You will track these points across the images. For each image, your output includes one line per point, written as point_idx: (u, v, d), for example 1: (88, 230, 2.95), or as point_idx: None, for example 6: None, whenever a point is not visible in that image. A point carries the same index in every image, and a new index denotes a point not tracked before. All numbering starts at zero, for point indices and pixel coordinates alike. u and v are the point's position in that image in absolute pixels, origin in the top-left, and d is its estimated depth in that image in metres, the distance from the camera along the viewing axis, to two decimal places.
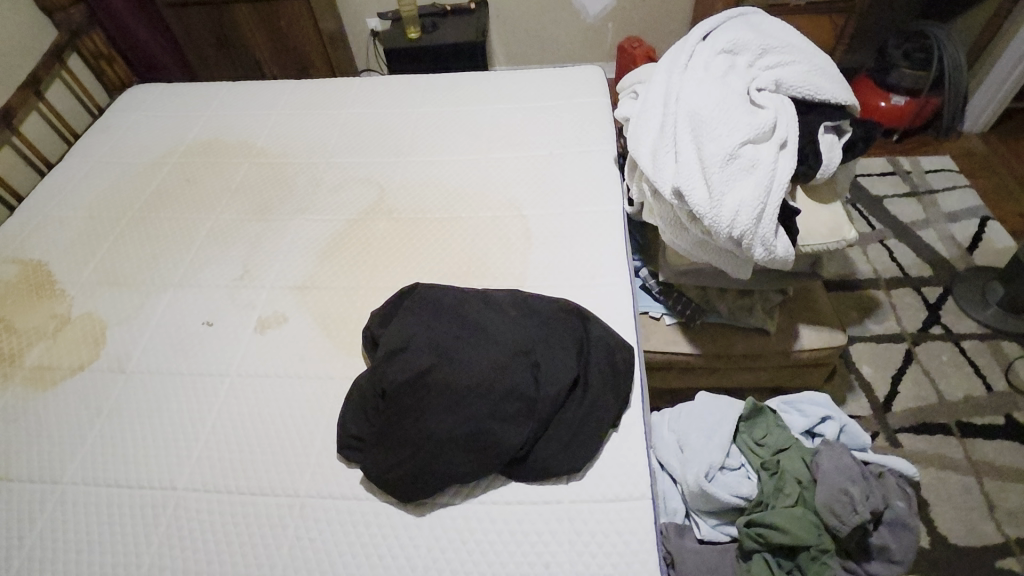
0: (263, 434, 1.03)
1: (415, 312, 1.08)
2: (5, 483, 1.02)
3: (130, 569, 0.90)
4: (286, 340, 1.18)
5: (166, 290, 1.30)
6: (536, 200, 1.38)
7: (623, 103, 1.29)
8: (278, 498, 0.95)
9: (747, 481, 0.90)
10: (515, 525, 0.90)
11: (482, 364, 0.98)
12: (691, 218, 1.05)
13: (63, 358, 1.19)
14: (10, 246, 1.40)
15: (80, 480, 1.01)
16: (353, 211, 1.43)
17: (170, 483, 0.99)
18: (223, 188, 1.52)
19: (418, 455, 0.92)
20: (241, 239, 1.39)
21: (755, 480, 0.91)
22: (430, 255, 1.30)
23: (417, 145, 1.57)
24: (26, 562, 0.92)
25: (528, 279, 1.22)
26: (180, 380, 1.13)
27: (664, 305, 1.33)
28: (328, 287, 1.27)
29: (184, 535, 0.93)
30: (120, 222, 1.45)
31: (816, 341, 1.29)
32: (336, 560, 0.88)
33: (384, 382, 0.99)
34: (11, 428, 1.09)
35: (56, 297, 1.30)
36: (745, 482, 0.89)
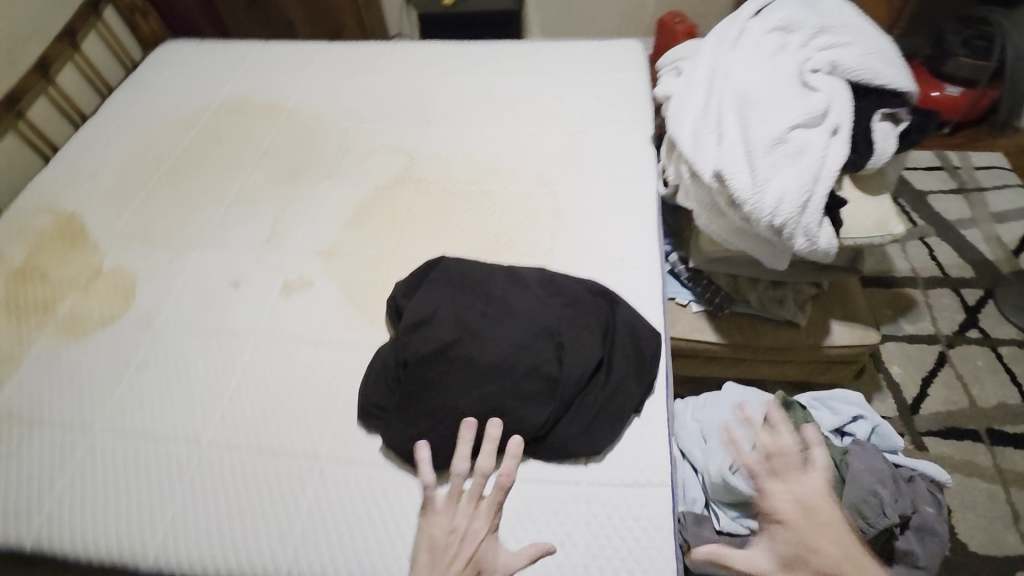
0: (286, 396, 1.04)
1: (442, 285, 1.07)
2: (37, 427, 1.05)
3: (156, 519, 0.93)
4: (311, 304, 1.18)
5: (195, 248, 1.30)
6: (567, 177, 1.35)
7: (665, 79, 1.24)
8: (299, 461, 0.97)
9: None
10: (532, 503, 0.90)
11: (507, 341, 0.97)
12: (730, 204, 1.01)
13: (94, 310, 1.21)
14: (45, 196, 1.42)
15: (109, 429, 1.03)
16: (381, 179, 1.42)
17: (194, 438, 1.01)
18: (253, 149, 1.52)
19: (439, 426, 0.92)
20: (269, 201, 1.39)
21: None
22: (457, 228, 1.28)
23: (448, 115, 1.54)
24: (57, 505, 0.95)
25: (556, 257, 1.20)
26: (207, 339, 1.15)
27: (692, 292, 1.30)
28: (353, 254, 1.26)
29: (208, 490, 0.95)
30: (151, 178, 1.46)
31: (849, 338, 1.25)
32: (354, 524, 0.90)
33: (409, 353, 0.99)
34: (44, 375, 1.11)
35: (88, 249, 1.31)
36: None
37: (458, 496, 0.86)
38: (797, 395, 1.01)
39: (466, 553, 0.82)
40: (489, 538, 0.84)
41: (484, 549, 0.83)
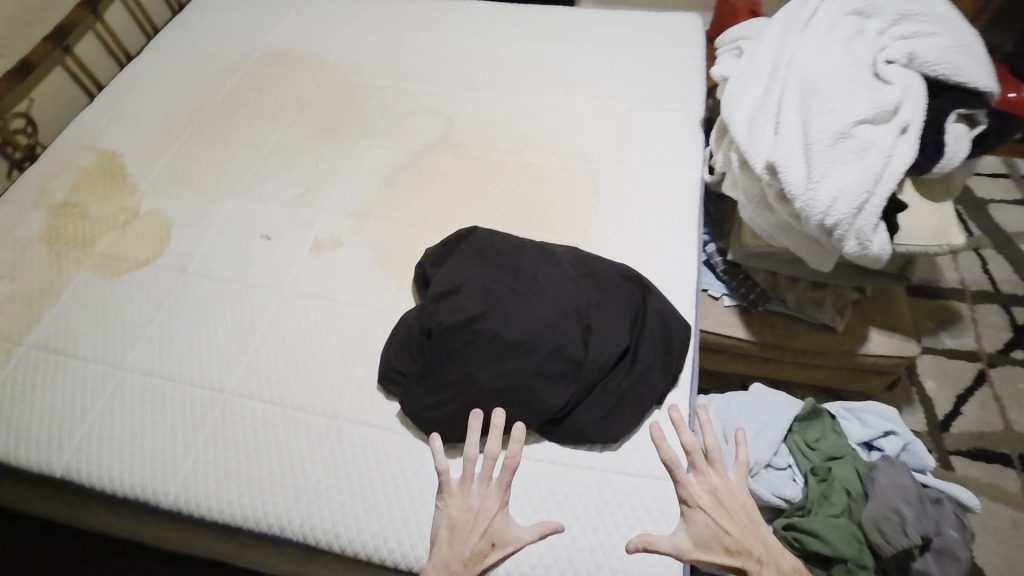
0: (309, 353, 1.05)
1: (472, 257, 1.05)
2: (72, 359, 1.08)
3: (178, 459, 0.96)
4: (340, 264, 1.18)
5: (230, 197, 1.31)
6: (608, 155, 1.30)
7: (724, 59, 1.17)
8: (317, 417, 0.98)
9: (791, 483, 0.87)
10: (543, 483, 0.90)
11: (534, 320, 0.95)
12: (780, 198, 0.96)
13: (129, 251, 1.23)
14: (89, 133, 1.44)
15: (138, 368, 1.06)
16: (418, 141, 1.39)
17: (218, 385, 1.03)
18: (292, 101, 1.50)
19: (458, 398, 0.92)
20: (305, 155, 1.38)
21: (800, 483, 0.88)
22: (492, 199, 1.26)
23: (491, 81, 1.50)
24: (87, 436, 0.99)
25: (589, 238, 1.17)
26: (236, 289, 1.16)
27: (726, 285, 1.26)
28: (385, 216, 1.25)
29: (228, 436, 0.97)
30: (191, 123, 1.46)
31: (886, 347, 1.20)
32: (367, 485, 0.91)
33: (433, 322, 0.98)
34: (80, 310, 1.15)
35: (127, 189, 1.33)
36: (790, 484, 0.87)
37: (470, 476, 0.78)
38: (827, 404, 0.98)
39: (480, 527, 0.76)
40: (500, 516, 0.77)
41: (497, 524, 0.76)
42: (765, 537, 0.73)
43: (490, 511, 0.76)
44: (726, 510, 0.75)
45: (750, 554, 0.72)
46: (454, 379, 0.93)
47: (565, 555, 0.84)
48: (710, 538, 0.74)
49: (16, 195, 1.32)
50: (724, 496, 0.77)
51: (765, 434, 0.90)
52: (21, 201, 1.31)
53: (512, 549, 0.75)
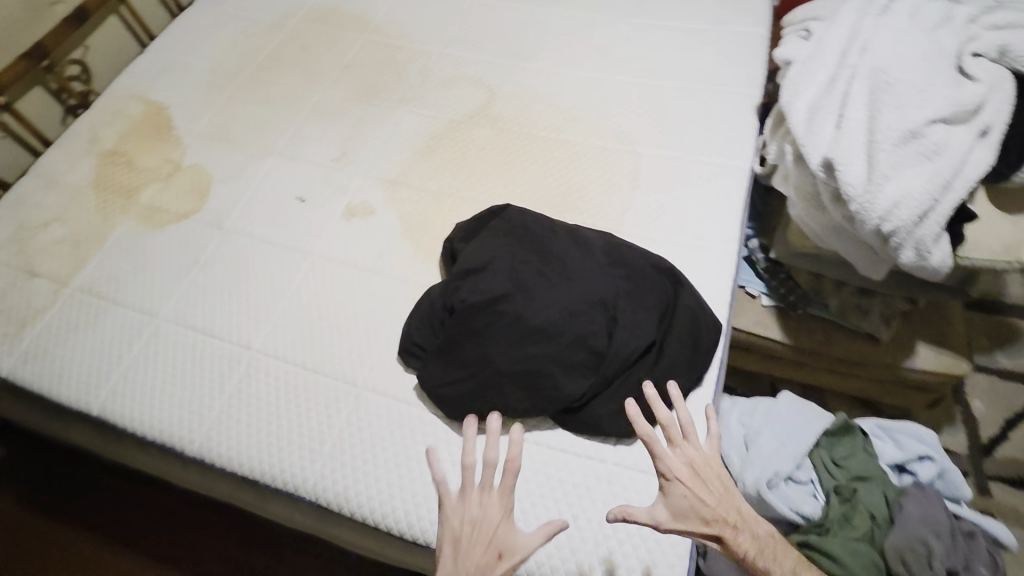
0: (334, 319, 1.07)
1: (501, 235, 1.03)
2: (113, 305, 1.13)
3: (204, 410, 0.99)
4: (370, 232, 1.18)
5: (268, 156, 1.32)
6: (653, 137, 1.24)
7: (788, 41, 1.09)
8: (338, 383, 1.00)
9: (811, 500, 0.83)
10: (554, 471, 0.89)
11: (558, 306, 0.93)
12: (834, 198, 0.90)
13: (171, 203, 1.26)
14: (139, 83, 1.46)
15: (173, 319, 1.10)
16: (457, 111, 1.36)
17: (246, 342, 1.06)
18: (335, 62, 1.49)
19: (476, 378, 0.91)
20: (344, 118, 1.37)
21: (820, 500, 0.84)
22: (528, 176, 1.23)
23: (536, 51, 1.44)
24: (122, 380, 1.04)
25: (624, 224, 1.13)
26: (269, 249, 1.18)
27: (766, 283, 1.19)
28: (418, 186, 1.24)
29: (252, 393, 1.00)
30: (236, 79, 1.47)
31: (934, 363, 1.13)
32: (380, 453, 0.93)
33: (458, 299, 0.97)
34: (122, 258, 1.19)
35: (172, 142, 1.36)
36: (808, 500, 0.83)
37: (471, 486, 0.77)
38: (860, 419, 0.93)
39: (485, 539, 0.74)
40: (504, 527, 0.76)
41: (503, 533, 0.75)
42: (739, 505, 0.74)
43: (493, 521, 0.75)
44: (704, 482, 0.75)
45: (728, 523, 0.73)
46: (473, 358, 0.92)
47: (569, 544, 0.84)
48: (689, 509, 0.73)
49: (69, 140, 1.36)
50: (699, 468, 0.76)
51: (791, 446, 0.86)
52: (74, 147, 1.35)
53: (519, 558, 0.73)
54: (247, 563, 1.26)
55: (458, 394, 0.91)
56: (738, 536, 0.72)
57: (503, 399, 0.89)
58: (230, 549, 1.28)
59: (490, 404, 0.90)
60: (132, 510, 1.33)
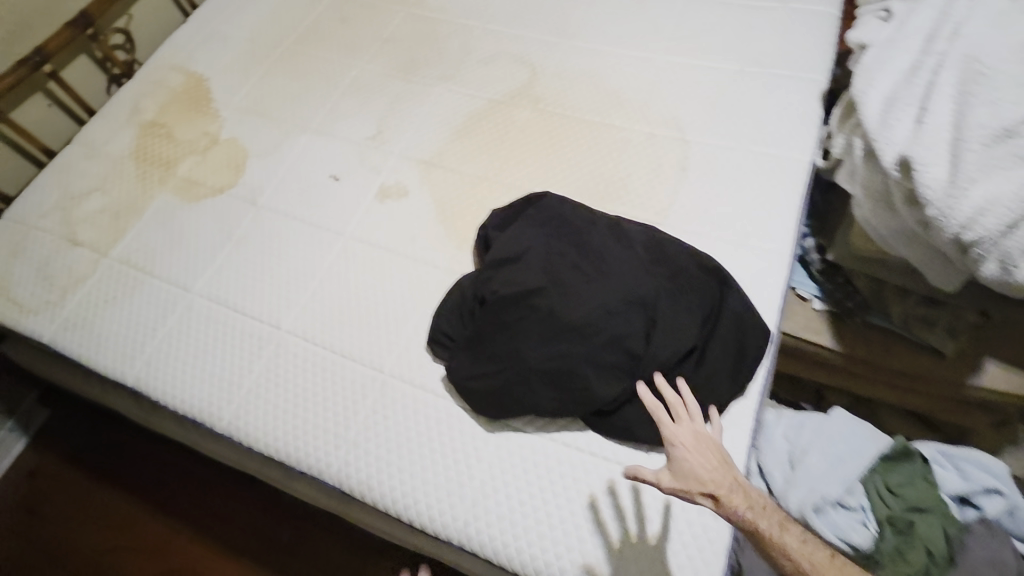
0: (363, 303, 1.05)
1: (538, 225, 0.98)
2: (149, 277, 1.14)
3: (234, 388, 1.00)
4: (403, 214, 1.15)
5: (304, 133, 1.30)
6: (705, 125, 1.16)
7: (864, 22, 0.99)
8: (365, 369, 0.98)
9: (860, 529, 0.78)
10: (582, 474, 0.86)
11: (595, 303, 0.88)
12: (907, 201, 0.81)
13: (207, 177, 1.26)
14: (180, 54, 1.46)
15: (206, 294, 1.10)
16: (498, 90, 1.30)
17: (276, 322, 1.05)
18: (374, 35, 1.45)
19: (506, 374, 0.88)
20: (382, 95, 1.34)
21: (870, 530, 0.78)
22: (568, 162, 1.17)
23: (583, 29, 1.37)
24: (156, 353, 1.05)
25: (668, 218, 1.06)
26: (302, 228, 1.16)
27: (819, 287, 1.12)
28: (454, 168, 1.20)
29: (280, 374, 0.99)
30: (275, 52, 1.44)
31: (1005, 384, 1.03)
32: (404, 443, 0.91)
33: (490, 290, 0.93)
34: (159, 231, 1.20)
35: (210, 114, 1.35)
36: (858, 530, 0.77)
37: None
38: (920, 443, 0.86)
39: None
40: None
41: None
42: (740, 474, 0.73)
43: None
44: (701, 444, 0.74)
45: (724, 483, 0.71)
46: (504, 353, 0.89)
47: (594, 551, 0.81)
48: (688, 471, 0.72)
49: (112, 110, 1.37)
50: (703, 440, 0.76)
51: (845, 469, 0.80)
52: (116, 116, 1.36)
53: None
54: (273, 536, 1.28)
55: (486, 386, 0.88)
56: (734, 495, 0.70)
57: (532, 397, 0.86)
58: (257, 521, 1.30)
59: (519, 401, 0.87)
60: (167, 476, 1.36)
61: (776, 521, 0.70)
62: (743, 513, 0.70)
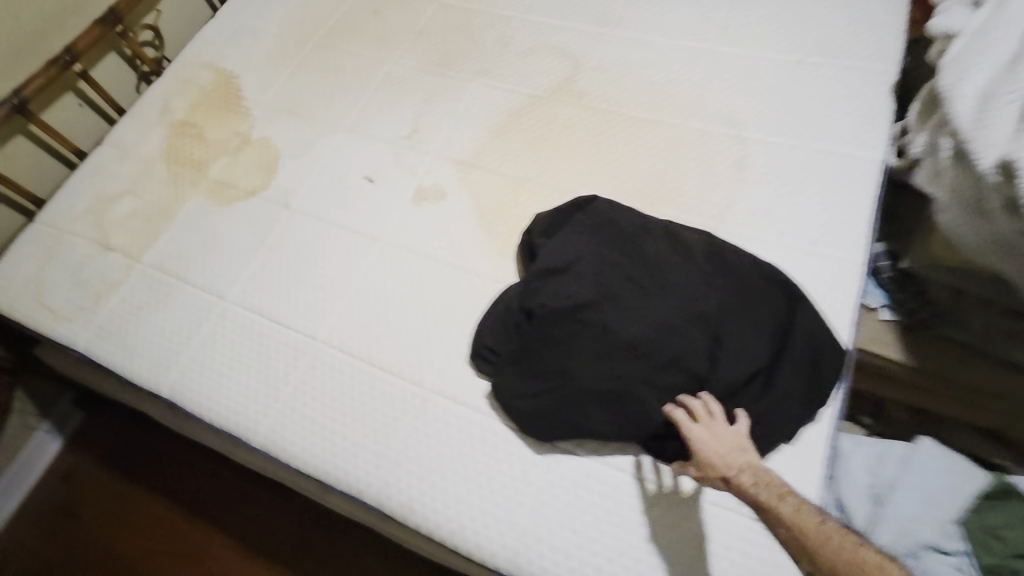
0: (402, 313, 1.00)
1: (588, 233, 0.92)
2: (182, 283, 1.11)
3: (269, 401, 0.96)
4: (441, 218, 1.10)
5: (337, 132, 1.25)
6: (764, 122, 1.08)
7: (948, 11, 0.90)
8: (405, 384, 0.93)
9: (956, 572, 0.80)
10: (639, 502, 0.80)
11: (652, 320, 0.82)
12: (1006, 209, 0.71)
13: (239, 179, 1.22)
14: (209, 51, 1.42)
15: (240, 302, 1.07)
16: (538, 86, 1.24)
17: (312, 332, 1.01)
18: (407, 29, 1.39)
19: (556, 393, 0.82)
20: (416, 91, 1.28)
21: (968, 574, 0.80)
22: (614, 162, 1.10)
23: (627, 19, 1.29)
24: (190, 363, 1.02)
25: (725, 223, 0.99)
26: (335, 233, 1.12)
27: (888, 296, 1.05)
28: (494, 169, 1.14)
29: (317, 387, 0.96)
30: (305, 47, 1.40)
31: None
32: (448, 464, 0.86)
33: (536, 303, 0.87)
34: (192, 235, 1.17)
35: (240, 114, 1.31)
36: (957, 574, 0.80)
37: None
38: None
39: None
40: None
41: None
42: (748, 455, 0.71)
43: None
44: (718, 435, 0.73)
45: (739, 470, 0.69)
46: (553, 371, 0.83)
47: None
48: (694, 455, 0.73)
49: (142, 109, 1.34)
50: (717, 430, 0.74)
51: (942, 511, 0.84)
52: (146, 116, 1.33)
53: None
54: (308, 545, 1.26)
55: (535, 406, 0.83)
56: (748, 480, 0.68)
57: (585, 420, 0.80)
58: (290, 528, 1.28)
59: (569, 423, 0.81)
60: (201, 481, 1.35)
61: (783, 496, 0.67)
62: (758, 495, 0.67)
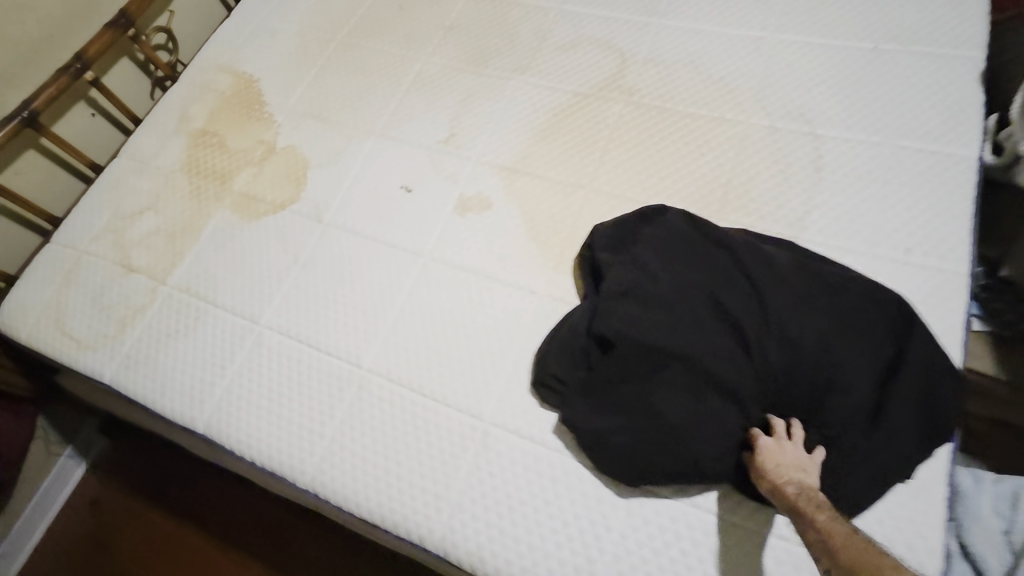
0: (453, 337, 0.92)
1: (662, 252, 0.84)
2: (211, 307, 1.03)
3: (315, 438, 0.88)
4: (487, 230, 1.01)
5: (368, 138, 1.16)
6: (839, 117, 0.99)
7: None
8: (465, 417, 0.86)
9: None
10: (734, 548, 0.73)
11: (744, 353, 0.76)
12: None
13: (266, 191, 1.14)
14: (225, 53, 1.33)
15: (275, 327, 0.99)
16: (584, 81, 1.14)
17: (357, 359, 0.93)
18: (436, 23, 1.30)
19: (642, 433, 0.76)
20: (451, 91, 1.19)
21: None
22: (676, 165, 1.01)
23: (676, 6, 1.19)
24: (226, 394, 0.95)
25: (805, 231, 0.91)
26: (373, 248, 1.04)
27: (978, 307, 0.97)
28: (542, 175, 1.05)
29: (366, 420, 0.88)
30: (328, 47, 1.31)
31: None
32: (515, 506, 0.79)
33: (611, 333, 0.80)
34: (218, 254, 1.09)
35: (263, 121, 1.23)
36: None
37: None
38: None
39: None
40: None
41: None
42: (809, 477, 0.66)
43: None
44: (786, 450, 0.69)
45: (791, 480, 0.66)
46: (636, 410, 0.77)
47: None
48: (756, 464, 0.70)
49: (158, 119, 1.26)
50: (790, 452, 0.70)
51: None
52: (163, 126, 1.25)
53: None
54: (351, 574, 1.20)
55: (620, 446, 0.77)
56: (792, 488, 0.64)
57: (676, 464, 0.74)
58: (332, 559, 1.21)
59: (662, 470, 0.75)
60: (234, 508, 1.29)
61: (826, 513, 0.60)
62: (796, 501, 0.63)
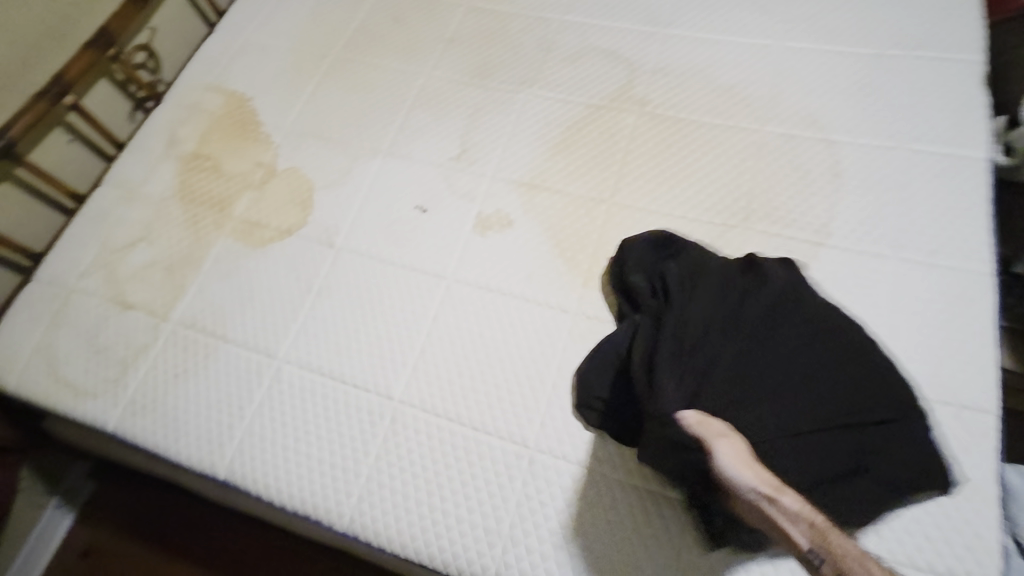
0: (487, 361, 0.90)
1: (689, 294, 0.83)
2: (221, 343, 0.97)
3: (351, 478, 0.84)
4: (511, 249, 0.99)
5: (376, 156, 1.12)
6: (852, 123, 1.01)
7: None
8: (508, 446, 0.83)
9: None
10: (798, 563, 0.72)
11: (782, 397, 0.74)
12: None
13: (270, 216, 1.08)
14: (213, 71, 1.26)
15: (294, 361, 0.94)
16: (595, 92, 1.13)
17: (387, 391, 0.89)
18: (436, 35, 1.26)
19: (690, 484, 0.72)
20: (458, 106, 1.16)
21: None
22: (698, 176, 1.01)
23: (680, 14, 1.19)
24: (247, 436, 0.89)
25: (832, 237, 0.92)
26: (391, 272, 0.99)
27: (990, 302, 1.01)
28: (562, 190, 1.03)
29: (403, 454, 0.84)
30: (324, 62, 1.26)
31: None
32: (571, 534, 0.77)
33: (645, 380, 0.78)
34: (224, 285, 1.02)
35: (260, 142, 1.17)
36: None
37: None
38: None
39: None
40: None
41: None
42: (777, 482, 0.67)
43: None
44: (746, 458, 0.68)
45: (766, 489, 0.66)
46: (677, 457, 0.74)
47: None
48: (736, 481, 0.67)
49: (144, 143, 1.18)
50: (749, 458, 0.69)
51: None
52: (151, 150, 1.17)
53: None
54: None
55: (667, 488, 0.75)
56: (772, 486, 0.66)
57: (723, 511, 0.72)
58: None
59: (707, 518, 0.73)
60: (245, 551, 1.22)
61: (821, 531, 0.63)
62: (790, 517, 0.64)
